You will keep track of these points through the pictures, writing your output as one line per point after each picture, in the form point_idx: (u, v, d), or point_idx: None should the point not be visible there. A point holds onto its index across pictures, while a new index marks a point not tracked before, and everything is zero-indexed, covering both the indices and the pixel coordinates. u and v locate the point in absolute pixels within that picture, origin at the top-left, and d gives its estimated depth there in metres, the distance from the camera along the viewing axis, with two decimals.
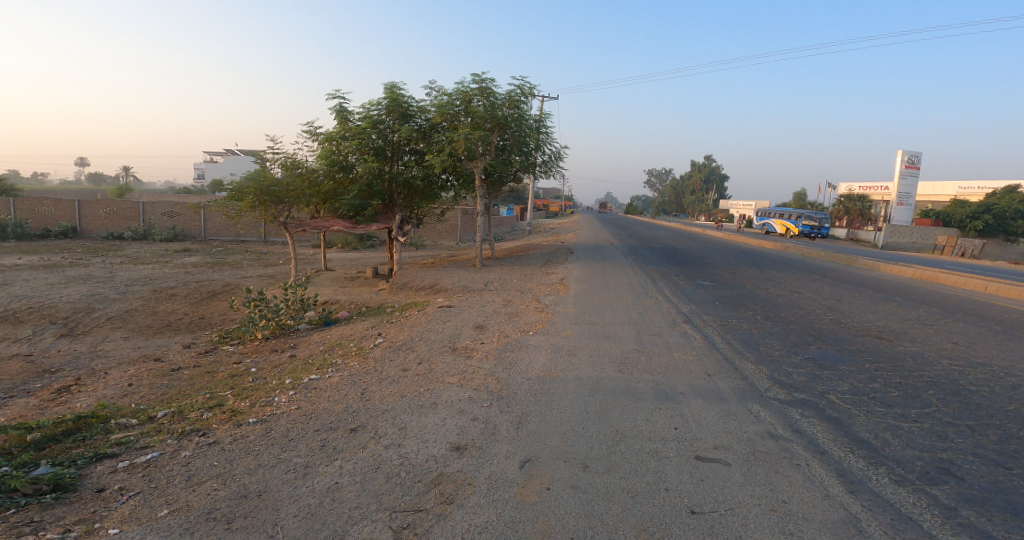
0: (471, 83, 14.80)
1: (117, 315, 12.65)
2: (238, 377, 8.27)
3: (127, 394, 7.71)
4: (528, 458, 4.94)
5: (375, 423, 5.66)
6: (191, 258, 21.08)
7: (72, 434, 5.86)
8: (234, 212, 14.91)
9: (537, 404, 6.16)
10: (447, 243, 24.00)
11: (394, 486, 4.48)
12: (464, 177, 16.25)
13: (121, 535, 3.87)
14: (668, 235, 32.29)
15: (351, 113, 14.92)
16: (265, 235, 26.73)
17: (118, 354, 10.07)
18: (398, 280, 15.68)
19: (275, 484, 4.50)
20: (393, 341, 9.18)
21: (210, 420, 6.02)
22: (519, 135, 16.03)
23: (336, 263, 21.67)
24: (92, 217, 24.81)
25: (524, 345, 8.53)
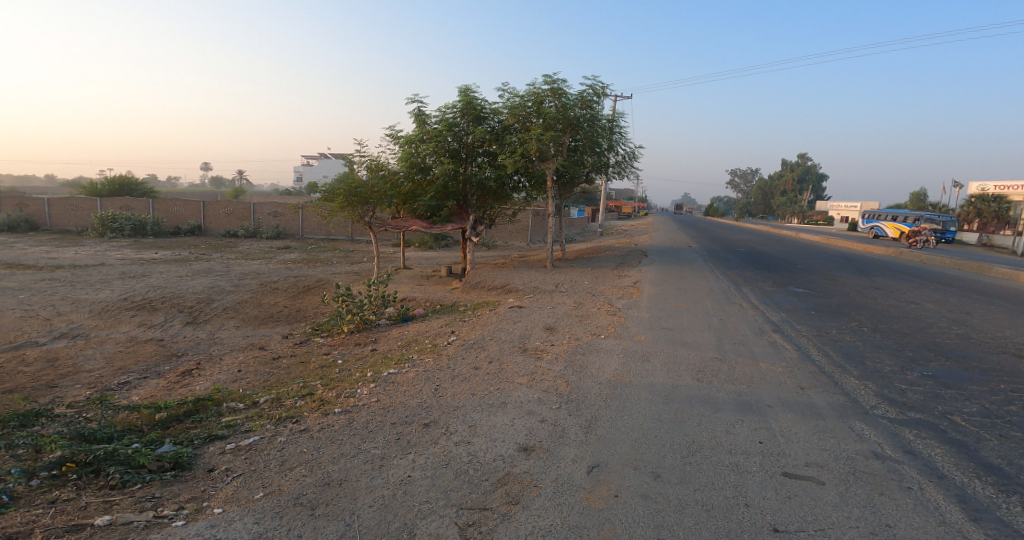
0: (543, 84, 14.45)
1: (231, 306, 13.29)
2: (327, 368, 8.41)
3: (237, 379, 8.12)
4: (596, 463, 4.70)
5: (447, 419, 5.58)
6: (291, 255, 22.49)
7: (191, 415, 6.35)
8: (324, 212, 15.34)
9: (607, 408, 5.82)
10: (518, 243, 24.20)
11: (463, 482, 4.42)
12: (536, 178, 15.80)
13: (223, 515, 4.02)
14: (760, 239, 30.44)
15: (428, 115, 14.67)
16: (354, 234, 27.90)
17: (230, 342, 10.54)
18: (471, 279, 15.60)
19: (355, 473, 4.54)
20: (466, 339, 8.99)
21: (302, 407, 6.16)
22: (591, 136, 15.40)
23: (415, 262, 22.16)
24: (212, 216, 27.14)
25: (597, 348, 8.10)
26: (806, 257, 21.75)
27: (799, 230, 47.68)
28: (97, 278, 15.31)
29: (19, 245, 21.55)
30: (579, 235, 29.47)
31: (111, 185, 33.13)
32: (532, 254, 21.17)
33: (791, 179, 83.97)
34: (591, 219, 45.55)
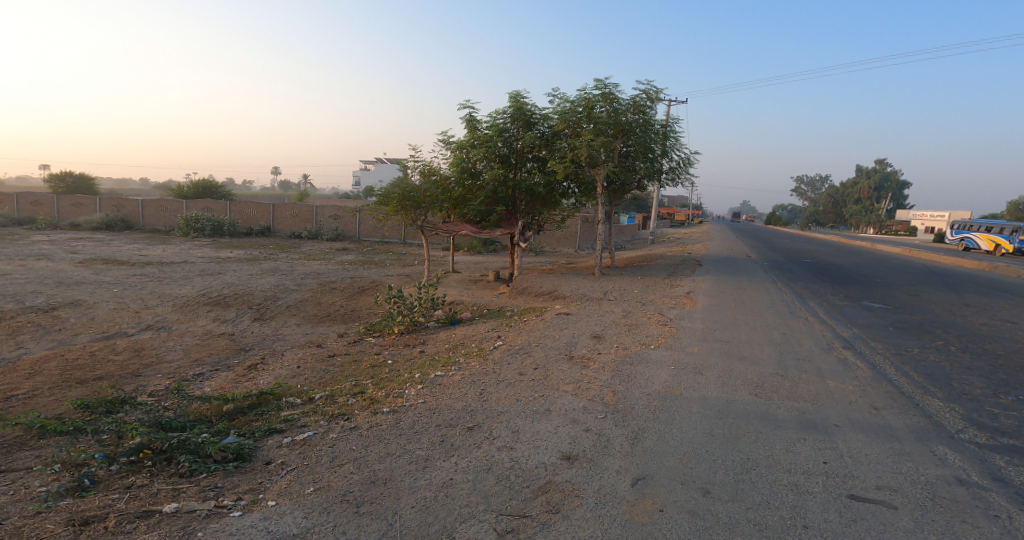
0: (594, 87, 13.01)
1: (294, 303, 13.31)
2: (377, 368, 8.16)
3: (294, 375, 7.89)
4: (642, 475, 4.27)
5: (491, 424, 5.33)
6: (349, 257, 22.94)
7: (255, 408, 6.35)
8: (381, 215, 15.32)
9: (656, 421, 5.22)
10: (566, 249, 23.87)
11: (504, 488, 4.12)
12: (585, 184, 14.56)
13: (276, 508, 3.89)
14: (829, 250, 28.53)
15: (480, 121, 14.27)
16: (408, 237, 28.15)
17: (292, 338, 10.47)
18: (517, 284, 14.51)
19: (399, 473, 4.36)
20: (512, 345, 8.48)
21: (353, 406, 6.15)
22: (644, 142, 13.86)
23: (464, 266, 22.05)
24: (280, 218, 28.23)
25: (645, 359, 7.01)
26: (884, 270, 19.96)
27: (879, 241, 44.49)
28: (181, 275, 15.93)
29: (114, 242, 23.07)
30: (632, 244, 28.60)
31: (196, 188, 35.02)
32: (581, 261, 20.53)
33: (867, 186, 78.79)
34: (644, 229, 44.71)
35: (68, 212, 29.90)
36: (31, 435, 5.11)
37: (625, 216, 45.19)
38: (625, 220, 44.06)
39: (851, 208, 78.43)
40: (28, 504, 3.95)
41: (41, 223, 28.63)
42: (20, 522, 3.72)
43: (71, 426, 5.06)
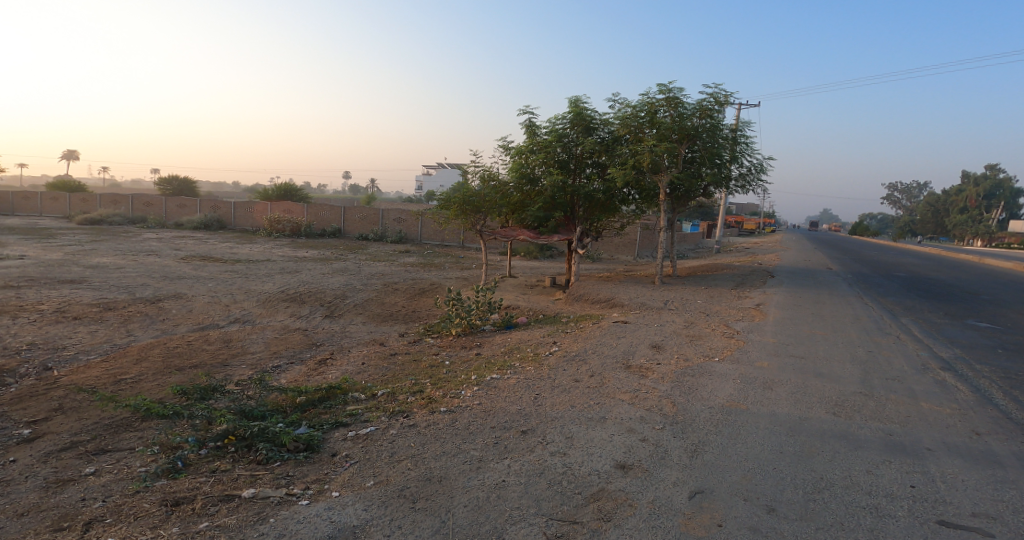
0: (657, 92, 12.87)
1: (360, 302, 13.87)
2: (435, 368, 8.43)
3: (360, 371, 8.26)
4: (701, 489, 4.25)
5: (545, 428, 5.43)
6: (410, 259, 23.61)
7: (324, 401, 6.70)
8: (441, 220, 15.64)
9: (718, 434, 5.18)
10: (624, 257, 23.63)
11: (555, 493, 4.21)
12: (646, 191, 14.17)
13: (338, 499, 4.13)
14: (919, 263, 26.63)
15: (539, 128, 14.34)
16: (468, 240, 28.56)
17: (357, 336, 10.92)
18: (575, 290, 14.51)
19: (454, 472, 4.53)
20: (569, 351, 8.56)
21: (412, 404, 6.40)
22: (711, 148, 13.35)
23: (520, 271, 22.20)
24: (351, 221, 29.34)
25: (708, 372, 6.90)
26: (982, 285, 18.44)
27: (977, 253, 41.16)
28: (264, 272, 16.88)
29: (210, 240, 24.80)
30: (694, 253, 27.87)
31: (279, 191, 36.69)
32: (638, 268, 20.20)
33: (970, 193, 72.69)
34: (707, 237, 43.40)
35: (173, 212, 32.26)
36: (137, 417, 5.61)
37: (688, 224, 43.97)
38: (690, 227, 42.59)
39: (953, 218, 72.24)
40: (129, 483, 4.36)
41: (148, 222, 31.14)
42: (121, 500, 4.10)
43: (171, 410, 5.53)
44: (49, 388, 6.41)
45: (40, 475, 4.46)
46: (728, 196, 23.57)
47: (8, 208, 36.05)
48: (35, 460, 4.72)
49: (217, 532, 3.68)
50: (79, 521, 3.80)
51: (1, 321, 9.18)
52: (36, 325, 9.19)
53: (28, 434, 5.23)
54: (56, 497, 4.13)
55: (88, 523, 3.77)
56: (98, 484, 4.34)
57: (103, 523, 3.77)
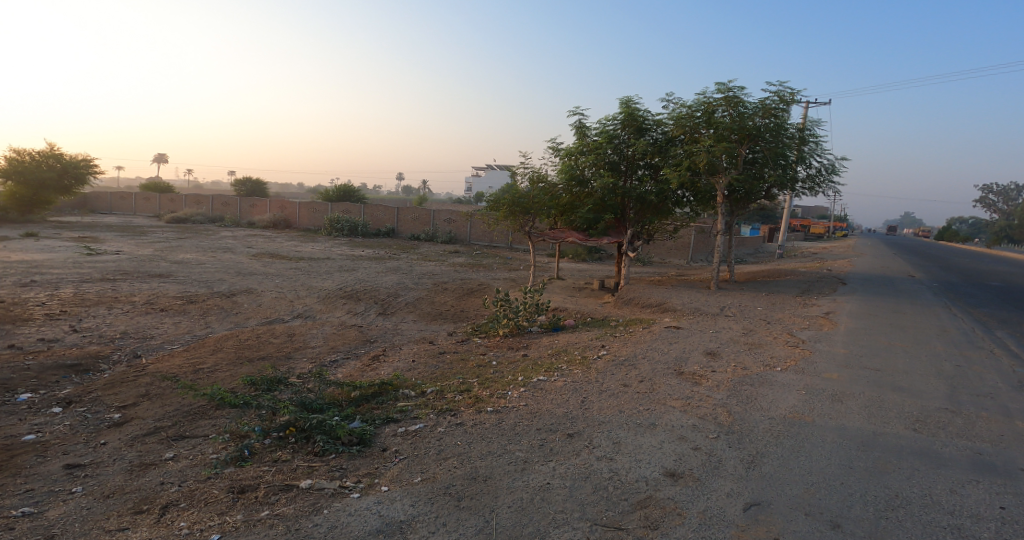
0: (715, 91, 12.49)
1: (412, 301, 14.13)
2: (483, 367, 8.50)
3: (411, 368, 8.42)
4: (757, 502, 4.14)
5: (591, 432, 5.40)
6: (460, 259, 23.88)
7: (376, 397, 6.86)
8: (490, 221, 15.71)
9: (779, 446, 5.03)
10: (677, 260, 23.13)
11: (600, 498, 4.18)
12: (702, 193, 13.78)
13: (387, 493, 4.23)
14: (1006, 272, 24.79)
15: (589, 129, 14.21)
16: (518, 241, 28.54)
17: (408, 334, 11.11)
18: (624, 294, 14.34)
19: (499, 472, 4.56)
20: (617, 355, 8.45)
21: (460, 402, 6.47)
22: (775, 148, 12.82)
23: (568, 273, 22.08)
24: (404, 221, 29.91)
25: (769, 381, 6.69)
26: None
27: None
28: (324, 270, 17.43)
29: (277, 238, 25.82)
30: (753, 258, 26.97)
31: (339, 191, 37.79)
32: (691, 273, 19.74)
33: None
34: (769, 241, 41.77)
35: (247, 212, 33.80)
36: (212, 405, 5.90)
37: (749, 224, 42.24)
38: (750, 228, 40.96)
39: None
40: (201, 469, 4.59)
41: (225, 222, 32.67)
42: (194, 485, 4.32)
43: (241, 400, 5.80)
44: (137, 374, 6.83)
45: (126, 458, 4.75)
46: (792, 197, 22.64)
47: (104, 207, 38.59)
48: (123, 443, 5.03)
49: (277, 520, 3.81)
50: (156, 504, 4.02)
51: (97, 311, 9.86)
52: (127, 315, 9.82)
53: (118, 418, 5.58)
54: (138, 480, 4.38)
55: (164, 507, 3.98)
56: (175, 469, 4.59)
57: (177, 507, 3.98)
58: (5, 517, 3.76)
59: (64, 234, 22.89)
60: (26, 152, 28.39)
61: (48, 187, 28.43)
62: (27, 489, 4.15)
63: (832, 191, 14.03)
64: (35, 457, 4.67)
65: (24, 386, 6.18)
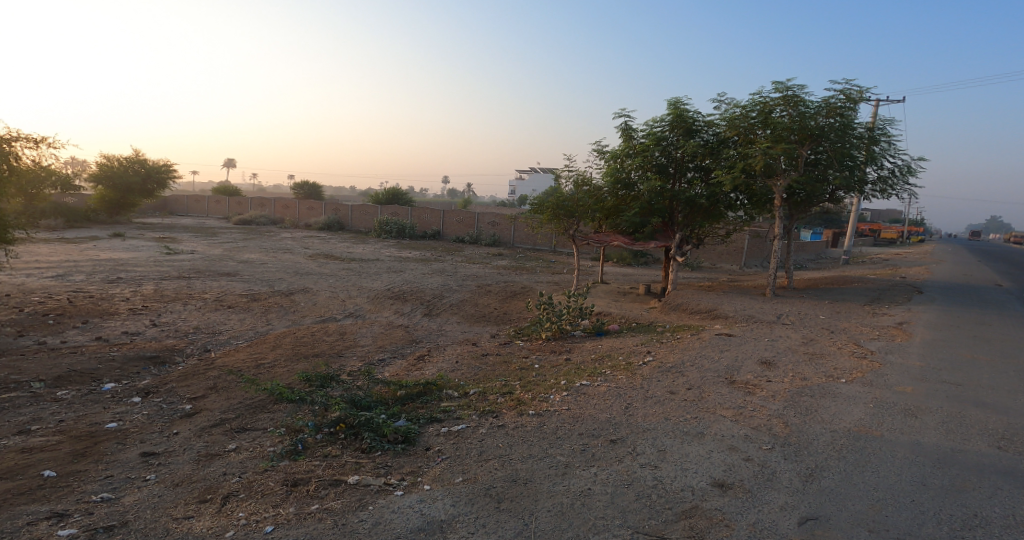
0: (772, 91, 12.09)
1: (456, 302, 14.25)
2: (525, 370, 8.47)
3: (454, 369, 8.46)
4: (814, 516, 3.98)
5: (635, 439, 5.30)
6: (503, 262, 23.94)
7: (420, 396, 6.91)
8: (535, 224, 15.68)
9: (842, 460, 4.81)
10: (728, 265, 22.52)
11: (643, 506, 4.09)
12: (758, 196, 13.31)
13: (429, 492, 4.25)
14: None
15: (635, 131, 14.01)
16: (563, 244, 28.33)
17: (451, 335, 11.19)
18: (671, 298, 14.06)
19: (540, 476, 4.53)
20: (664, 362, 8.27)
21: (501, 404, 6.47)
22: (841, 147, 12.20)
23: (613, 277, 21.84)
24: (450, 224, 30.21)
25: (832, 393, 6.43)
26: None
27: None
28: (374, 271, 17.79)
29: (331, 240, 26.56)
30: (813, 264, 25.86)
31: (389, 195, 38.54)
32: (745, 278, 19.17)
33: None
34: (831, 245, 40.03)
35: (304, 215, 34.92)
36: (271, 400, 6.09)
37: (808, 227, 40.40)
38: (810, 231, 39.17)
39: None
40: (259, 462, 4.73)
41: (285, 225, 33.86)
42: (253, 477, 4.45)
43: (297, 396, 5.95)
44: (207, 367, 7.13)
45: (194, 448, 4.94)
46: (861, 202, 21.45)
47: (181, 210, 40.74)
48: (193, 433, 5.25)
49: (325, 514, 3.88)
50: (218, 494, 4.16)
51: (175, 306, 10.37)
52: (200, 311, 10.28)
53: (189, 409, 5.83)
54: (204, 470, 4.55)
55: (225, 497, 4.11)
56: (237, 460, 4.74)
57: (237, 498, 4.11)
58: (87, 502, 3.95)
59: (146, 234, 24.24)
60: (115, 158, 30.31)
61: (134, 191, 30.11)
62: (106, 475, 4.37)
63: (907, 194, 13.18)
64: (116, 444, 4.92)
65: (109, 377, 6.56)
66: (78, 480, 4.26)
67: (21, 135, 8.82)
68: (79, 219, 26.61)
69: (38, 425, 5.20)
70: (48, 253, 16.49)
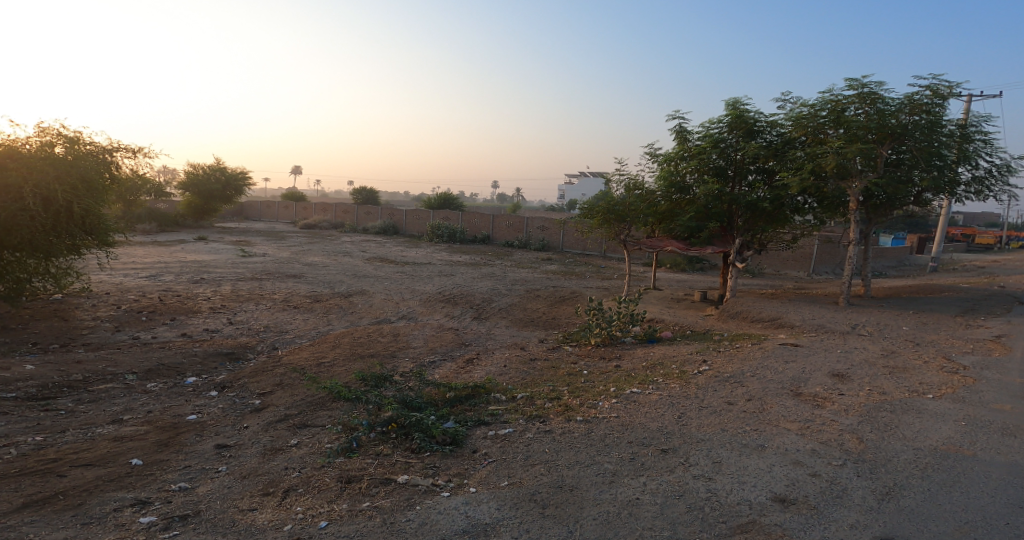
0: (845, 88, 11.59)
1: (504, 306, 14.24)
2: (573, 376, 8.34)
3: (503, 373, 8.42)
4: (888, 536, 3.72)
5: (688, 449, 5.11)
6: (552, 266, 23.82)
7: (469, 399, 6.88)
8: (584, 228, 15.49)
9: (926, 480, 4.49)
10: (793, 272, 21.64)
11: (694, 519, 3.92)
12: (831, 199, 12.67)
13: (475, 495, 4.20)
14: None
15: (690, 133, 13.67)
16: (610, 250, 27.47)
17: (500, 338, 11.16)
18: (728, 305, 13.62)
19: (586, 483, 4.41)
20: (721, 372, 7.97)
21: (549, 409, 6.37)
22: (928, 146, 11.45)
23: (666, 284, 21.34)
24: (498, 228, 30.27)
25: (917, 409, 6.03)
26: None
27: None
28: (426, 274, 18.02)
29: (388, 244, 27.13)
30: (893, 272, 24.41)
31: (439, 199, 38.96)
32: (813, 286, 18.35)
33: None
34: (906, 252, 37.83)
35: (363, 220, 35.74)
36: (329, 398, 6.19)
37: (885, 231, 38.15)
38: (886, 236, 36.87)
39: None
40: (317, 458, 4.80)
41: (345, 229, 34.83)
42: (311, 472, 4.52)
43: (354, 395, 6.04)
44: (274, 365, 7.33)
45: (260, 442, 5.07)
46: (953, 204, 19.96)
47: (255, 214, 42.67)
48: (261, 427, 5.39)
49: (375, 512, 3.89)
50: (280, 487, 4.24)
51: (248, 306, 10.79)
52: (270, 310, 10.67)
53: (258, 404, 6.01)
54: (268, 463, 4.66)
55: (286, 491, 4.18)
56: (297, 455, 4.83)
57: (295, 492, 4.17)
58: (166, 490, 4.10)
59: (225, 238, 25.43)
60: (200, 166, 31.97)
61: (215, 197, 31.59)
62: (185, 465, 4.52)
63: (1006, 196, 12.23)
64: (194, 436, 5.11)
65: (191, 371, 6.86)
66: (161, 469, 4.43)
67: (123, 145, 9.36)
68: (170, 223, 28.15)
69: (128, 414, 5.46)
70: (139, 254, 17.55)
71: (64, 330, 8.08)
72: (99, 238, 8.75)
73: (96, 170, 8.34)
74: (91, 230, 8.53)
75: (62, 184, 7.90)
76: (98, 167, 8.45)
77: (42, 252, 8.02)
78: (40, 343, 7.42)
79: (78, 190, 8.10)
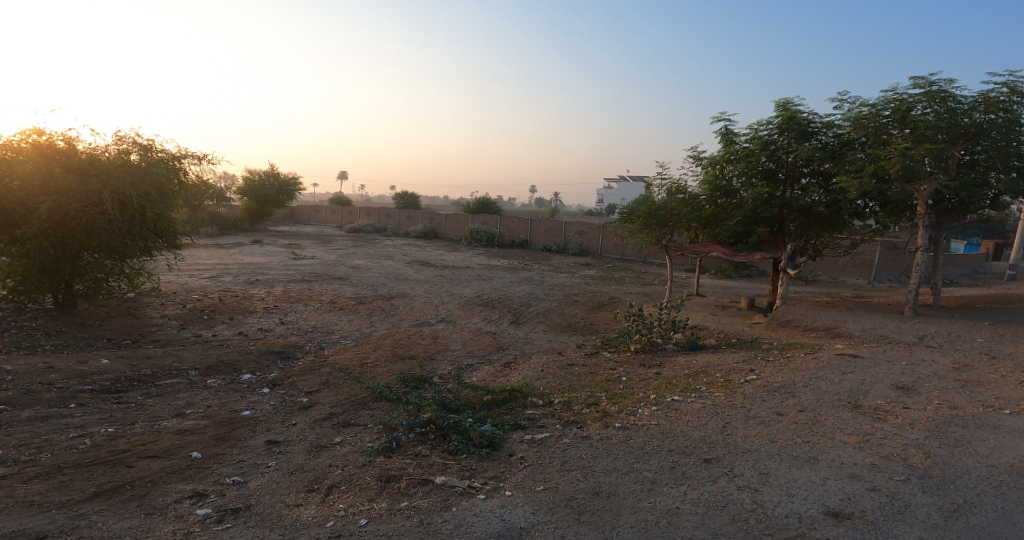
0: (911, 87, 11.06)
1: (541, 311, 14.14)
2: (612, 382, 8.18)
3: (540, 377, 8.31)
4: None
5: (732, 460, 4.90)
6: (591, 272, 23.58)
7: (506, 402, 6.81)
8: (626, 233, 15.26)
9: (1000, 497, 4.19)
10: (854, 279, 20.75)
11: (738, 530, 3.74)
12: (894, 204, 12.05)
13: (509, 498, 4.12)
14: None
15: (737, 136, 13.30)
16: (649, 255, 27.02)
17: (538, 343, 11.05)
18: (777, 313, 13.17)
19: (624, 490, 4.28)
20: (769, 382, 7.67)
21: (586, 415, 6.24)
22: (1005, 146, 10.81)
23: (709, 290, 20.84)
24: (536, 233, 30.17)
25: (993, 425, 5.64)
26: None
27: None
28: (465, 278, 18.07)
29: (429, 248, 27.38)
30: (968, 280, 23.12)
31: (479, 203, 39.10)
32: (873, 295, 17.57)
33: None
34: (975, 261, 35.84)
35: (405, 223, 36.17)
36: (372, 398, 6.22)
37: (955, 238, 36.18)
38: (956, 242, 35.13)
39: None
40: (358, 456, 4.80)
41: (388, 233, 35.35)
42: (354, 470, 4.53)
43: (397, 395, 6.04)
44: (321, 364, 7.43)
45: (307, 439, 5.12)
46: None
47: (305, 219, 43.80)
48: (308, 425, 5.46)
49: (412, 512, 3.86)
50: (324, 484, 4.25)
51: (298, 306, 11.03)
52: (317, 311, 10.87)
53: (306, 401, 6.08)
54: (313, 460, 4.69)
55: (329, 488, 4.20)
56: (342, 453, 4.85)
57: (338, 489, 4.18)
58: (220, 483, 4.17)
59: (278, 241, 26.11)
60: (257, 172, 33.04)
61: (270, 201, 32.56)
62: (238, 459, 4.60)
63: None
64: (247, 431, 5.20)
65: (246, 368, 7.02)
66: (217, 462, 4.52)
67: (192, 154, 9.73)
68: (229, 227, 29.09)
69: (191, 409, 5.61)
70: (203, 257, 18.20)
71: (137, 327, 8.41)
72: (169, 241, 8.98)
73: (167, 178, 8.66)
74: (162, 233, 8.74)
75: (137, 190, 8.26)
76: (169, 173, 8.79)
77: (117, 253, 8.31)
78: (114, 339, 7.75)
79: (151, 195, 8.43)
